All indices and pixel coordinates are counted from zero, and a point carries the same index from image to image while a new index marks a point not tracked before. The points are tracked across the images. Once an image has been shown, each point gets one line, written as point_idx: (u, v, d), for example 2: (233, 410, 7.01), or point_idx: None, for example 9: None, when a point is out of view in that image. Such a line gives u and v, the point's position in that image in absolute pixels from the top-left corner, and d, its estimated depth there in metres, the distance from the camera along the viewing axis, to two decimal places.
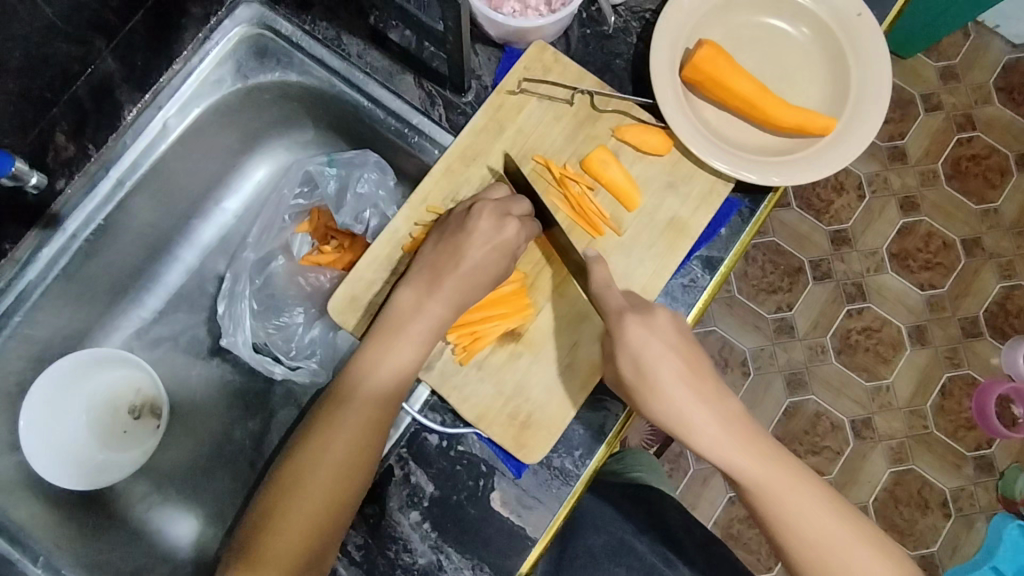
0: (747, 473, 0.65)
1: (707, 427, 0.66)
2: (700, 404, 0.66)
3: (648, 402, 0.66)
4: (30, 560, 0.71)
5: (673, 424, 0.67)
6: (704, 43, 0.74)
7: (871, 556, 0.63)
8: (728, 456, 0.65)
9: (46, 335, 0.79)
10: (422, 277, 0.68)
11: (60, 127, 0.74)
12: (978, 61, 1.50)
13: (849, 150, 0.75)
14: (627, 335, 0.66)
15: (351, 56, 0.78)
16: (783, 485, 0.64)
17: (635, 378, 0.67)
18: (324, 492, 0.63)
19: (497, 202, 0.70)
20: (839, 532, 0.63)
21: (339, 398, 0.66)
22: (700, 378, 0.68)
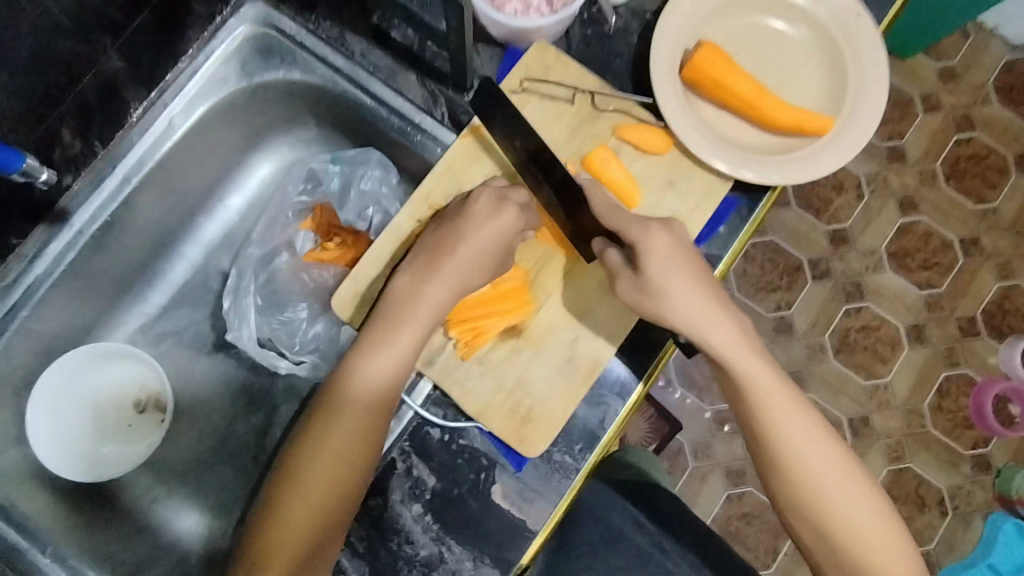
0: (749, 376, 0.68)
1: (722, 328, 0.69)
2: (715, 307, 0.69)
3: (658, 300, 0.68)
4: (39, 550, 0.71)
5: (687, 323, 0.68)
6: (703, 44, 0.75)
7: (846, 474, 0.68)
8: (737, 359, 0.69)
9: (52, 329, 0.80)
10: (420, 263, 0.69)
11: (66, 123, 0.75)
12: (977, 61, 1.51)
13: (847, 149, 0.76)
14: (652, 237, 0.68)
15: (354, 55, 0.79)
16: (776, 396, 0.69)
17: (652, 281, 0.67)
18: (328, 480, 0.65)
19: (496, 187, 0.71)
20: (820, 446, 0.68)
21: (337, 388, 0.67)
22: (716, 287, 0.71)
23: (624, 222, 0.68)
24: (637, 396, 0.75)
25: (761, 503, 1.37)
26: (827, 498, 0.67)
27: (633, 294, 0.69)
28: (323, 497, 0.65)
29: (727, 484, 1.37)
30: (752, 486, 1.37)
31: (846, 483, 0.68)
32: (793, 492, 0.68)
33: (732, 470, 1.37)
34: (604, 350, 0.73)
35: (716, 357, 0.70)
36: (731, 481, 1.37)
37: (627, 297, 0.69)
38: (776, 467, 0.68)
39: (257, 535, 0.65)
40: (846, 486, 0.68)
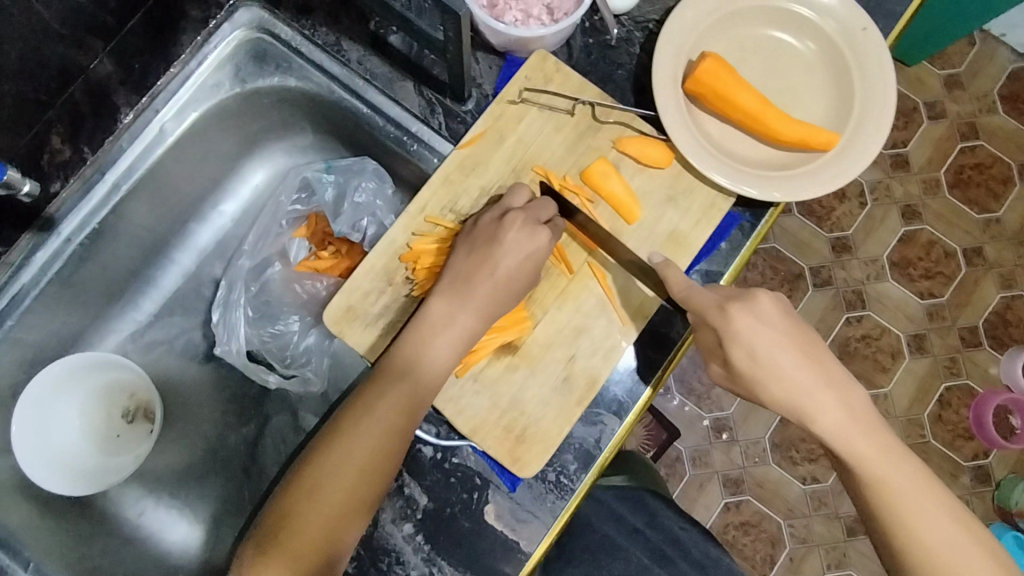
0: (864, 464, 0.62)
1: (829, 411, 0.63)
2: (820, 388, 0.64)
3: (758, 385, 0.65)
4: (21, 567, 0.71)
5: (791, 405, 0.64)
6: (707, 56, 0.73)
7: (986, 567, 0.61)
8: (850, 445, 0.62)
9: (39, 338, 0.78)
10: (454, 287, 0.68)
11: (55, 130, 0.73)
12: (983, 70, 1.49)
13: (853, 165, 0.74)
14: (736, 318, 0.64)
15: (350, 62, 0.77)
16: (898, 483, 0.62)
17: (749, 365, 0.65)
18: (346, 491, 0.63)
19: (526, 211, 0.69)
20: (955, 537, 0.61)
21: (367, 397, 0.65)
22: (818, 360, 0.65)
23: (700, 304, 0.65)
24: (634, 416, 0.73)
25: (758, 513, 1.35)
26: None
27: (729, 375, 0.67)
28: (336, 507, 0.63)
29: (725, 493, 1.36)
30: (749, 496, 1.35)
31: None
32: None
33: (730, 479, 1.36)
34: (602, 368, 0.71)
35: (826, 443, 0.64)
36: (728, 490, 1.36)
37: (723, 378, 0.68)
38: (908, 567, 0.61)
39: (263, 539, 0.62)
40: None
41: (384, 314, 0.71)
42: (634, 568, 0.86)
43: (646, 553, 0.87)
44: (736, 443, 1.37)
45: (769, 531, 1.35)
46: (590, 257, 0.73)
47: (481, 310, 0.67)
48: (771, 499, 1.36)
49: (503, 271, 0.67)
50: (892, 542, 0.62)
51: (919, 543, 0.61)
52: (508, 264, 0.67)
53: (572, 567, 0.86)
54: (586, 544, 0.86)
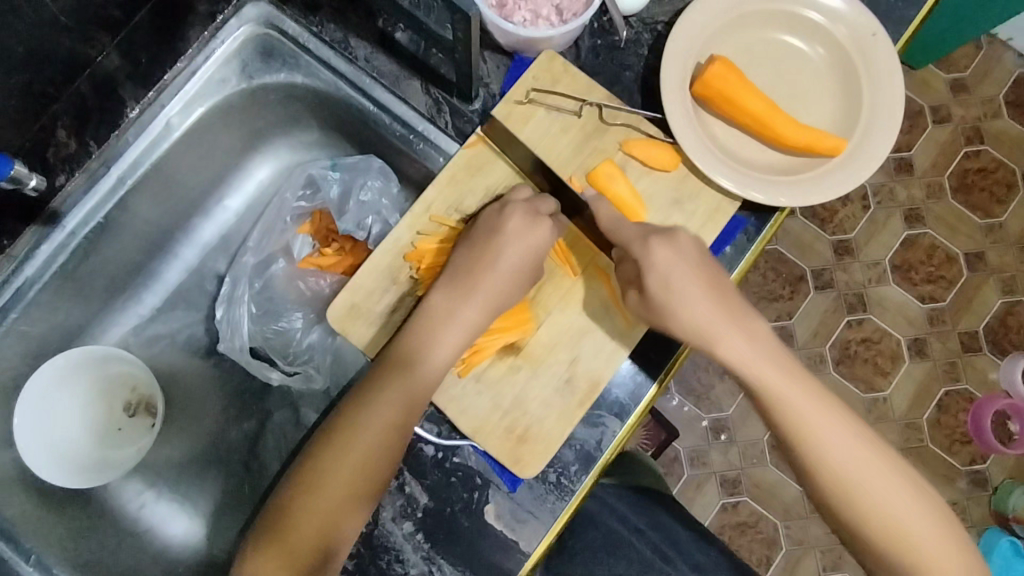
0: (770, 388, 0.65)
1: (732, 338, 0.66)
2: (724, 317, 0.66)
3: (670, 316, 0.67)
4: (23, 559, 0.71)
5: (701, 333, 0.66)
6: (716, 59, 0.73)
7: (884, 474, 0.65)
8: (756, 370, 0.65)
9: (42, 331, 0.78)
10: (457, 282, 0.68)
11: (61, 121, 0.74)
12: (989, 74, 1.49)
13: (860, 171, 0.74)
14: (653, 251, 0.67)
15: (358, 60, 0.77)
16: (800, 397, 0.65)
17: (662, 298, 0.67)
18: (350, 479, 0.63)
19: (527, 203, 0.70)
20: (854, 444, 0.64)
21: (372, 386, 0.66)
22: (725, 292, 0.68)
23: (626, 239, 0.68)
24: (635, 418, 0.74)
25: (755, 513, 1.36)
26: (870, 498, 0.64)
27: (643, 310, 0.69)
28: (341, 496, 0.63)
29: (723, 493, 1.36)
30: (747, 496, 1.36)
31: (886, 476, 0.64)
32: (838, 506, 0.65)
33: (728, 479, 1.36)
34: (604, 369, 0.71)
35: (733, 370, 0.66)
36: (726, 490, 1.36)
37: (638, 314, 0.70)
38: (815, 479, 0.65)
39: (270, 529, 0.63)
40: (887, 477, 0.64)
41: (387, 313, 0.72)
42: (636, 566, 0.85)
43: (648, 547, 0.85)
44: (734, 443, 1.37)
45: (766, 531, 1.35)
46: (595, 258, 0.73)
47: (484, 306, 0.68)
48: (769, 501, 1.36)
49: (506, 262, 0.68)
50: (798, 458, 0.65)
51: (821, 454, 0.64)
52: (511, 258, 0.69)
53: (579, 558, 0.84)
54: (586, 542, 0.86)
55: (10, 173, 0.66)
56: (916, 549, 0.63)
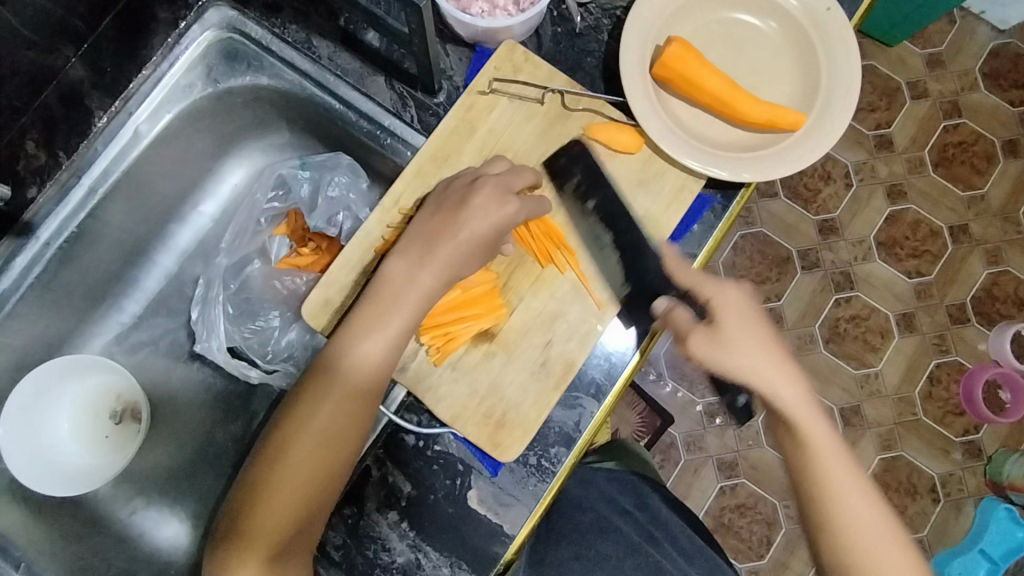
0: (813, 437, 0.65)
1: (796, 386, 0.67)
2: (781, 361, 0.67)
3: (732, 354, 0.67)
4: (11, 567, 0.72)
5: (761, 374, 0.66)
6: (673, 41, 0.74)
7: (902, 553, 0.63)
8: (800, 414, 0.66)
9: (24, 343, 0.79)
10: (414, 248, 0.68)
11: (29, 135, 0.74)
12: (964, 48, 1.50)
13: (821, 143, 0.75)
14: (727, 294, 0.69)
15: (321, 58, 0.78)
16: (847, 465, 0.64)
17: (722, 332, 0.68)
18: (305, 478, 0.63)
19: (498, 178, 0.69)
20: (893, 541, 0.62)
21: (318, 378, 0.65)
22: (780, 341, 0.69)
23: (694, 277, 0.70)
24: (613, 398, 0.75)
25: (754, 495, 1.37)
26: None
27: (703, 347, 0.68)
28: (303, 486, 0.63)
29: (720, 476, 1.37)
30: (744, 478, 1.37)
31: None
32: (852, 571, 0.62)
33: (724, 462, 1.37)
34: (578, 351, 0.72)
35: (788, 417, 0.65)
36: (723, 474, 1.37)
37: (697, 350, 0.68)
38: (842, 549, 0.63)
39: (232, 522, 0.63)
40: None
41: None
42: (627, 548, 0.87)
43: (637, 532, 0.87)
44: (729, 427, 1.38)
45: (765, 512, 1.36)
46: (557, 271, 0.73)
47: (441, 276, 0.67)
48: (765, 481, 1.37)
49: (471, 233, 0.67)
50: (831, 521, 0.63)
51: (855, 526, 0.62)
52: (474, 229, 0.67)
53: (562, 544, 0.86)
54: (578, 525, 0.87)
55: None
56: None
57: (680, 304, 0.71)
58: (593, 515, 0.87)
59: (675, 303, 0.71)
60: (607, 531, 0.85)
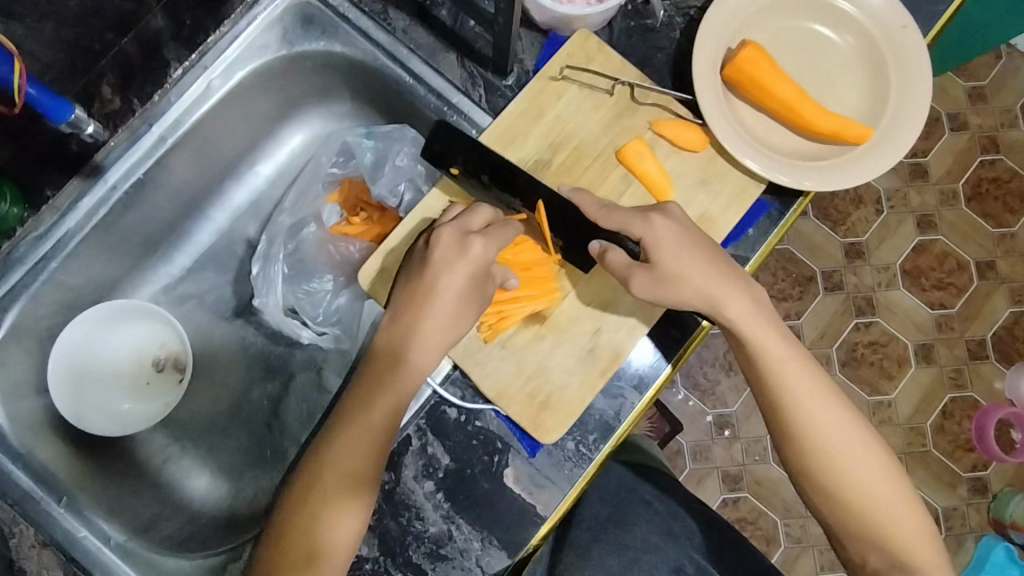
0: (764, 348, 0.70)
1: (739, 298, 0.70)
2: (731, 279, 0.70)
3: (677, 287, 0.68)
4: (54, 500, 0.72)
5: (707, 294, 0.69)
6: (747, 44, 0.74)
7: (854, 436, 0.70)
8: (754, 329, 0.70)
9: (79, 282, 0.81)
10: (395, 311, 0.69)
11: (106, 79, 0.76)
12: (1007, 84, 1.50)
13: (883, 159, 0.75)
14: (655, 227, 0.68)
15: (396, 31, 0.79)
16: (791, 364, 0.70)
17: (650, 279, 0.68)
18: (332, 505, 0.65)
19: (456, 221, 0.68)
20: (840, 425, 0.69)
21: (355, 391, 0.69)
22: (720, 261, 0.70)
23: (625, 220, 0.69)
24: (653, 392, 0.76)
25: (755, 510, 1.37)
26: (850, 475, 0.69)
27: (648, 290, 0.69)
28: (331, 500, 0.65)
29: (724, 488, 1.38)
30: (747, 492, 1.37)
31: (865, 455, 0.69)
32: (814, 466, 0.70)
33: (729, 475, 1.38)
34: (626, 342, 0.73)
35: (738, 330, 0.70)
36: (727, 486, 1.38)
37: (644, 295, 0.69)
38: (802, 450, 0.70)
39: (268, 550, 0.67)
40: (864, 456, 0.69)
41: None
42: None
43: (654, 531, 0.86)
44: (738, 440, 1.39)
45: (765, 528, 1.37)
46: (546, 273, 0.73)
47: (440, 325, 0.68)
48: (769, 498, 1.37)
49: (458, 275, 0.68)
50: (784, 425, 0.70)
51: (804, 425, 0.69)
52: (454, 278, 0.68)
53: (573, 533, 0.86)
54: (595, 516, 0.87)
55: (71, 117, 0.70)
56: (891, 535, 0.68)
57: (613, 247, 0.69)
58: (610, 508, 0.88)
59: (609, 247, 0.69)
60: (624, 524, 0.86)
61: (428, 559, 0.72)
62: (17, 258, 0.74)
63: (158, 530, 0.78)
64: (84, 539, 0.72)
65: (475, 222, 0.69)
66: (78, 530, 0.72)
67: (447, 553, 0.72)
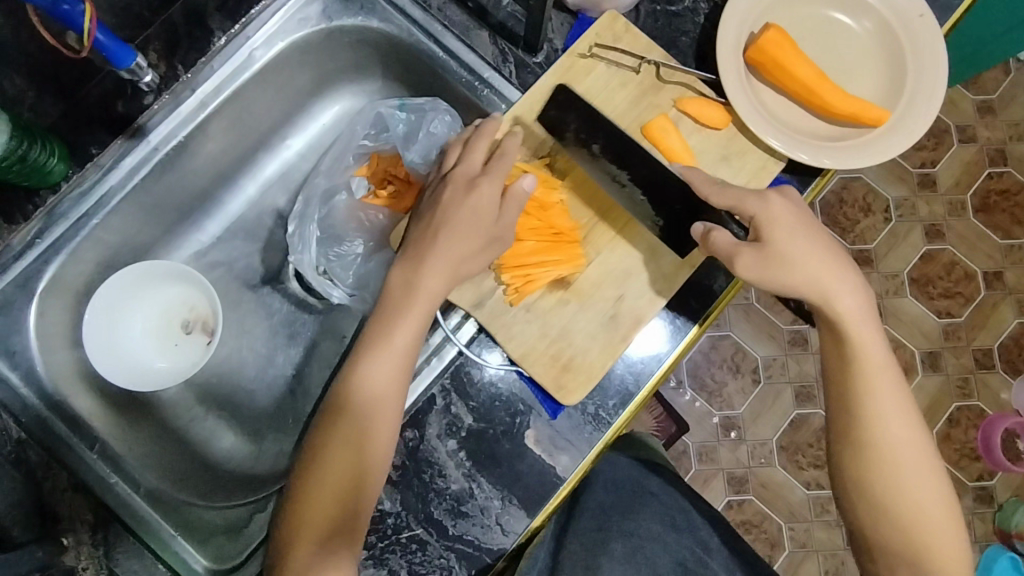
0: (862, 347, 0.70)
1: (854, 295, 0.70)
2: (842, 276, 0.70)
3: (785, 268, 0.69)
4: (87, 445, 0.75)
5: (818, 282, 0.70)
6: (770, 27, 0.77)
7: (923, 458, 0.69)
8: (855, 324, 0.70)
9: (116, 241, 0.83)
10: (412, 257, 0.71)
11: (153, 46, 0.79)
12: (1016, 99, 1.53)
13: (900, 141, 0.78)
14: (771, 206, 0.70)
15: (431, 8, 0.82)
16: (888, 372, 0.70)
17: (759, 257, 0.69)
18: (344, 471, 0.65)
19: (465, 168, 0.73)
20: (916, 441, 0.68)
21: (337, 414, 0.67)
22: (835, 258, 0.71)
23: (738, 198, 0.70)
24: (674, 359, 0.78)
25: (760, 513, 1.38)
26: (910, 493, 0.67)
27: (754, 268, 0.70)
28: (342, 467, 0.65)
29: (729, 490, 1.38)
30: (752, 495, 1.38)
31: (930, 480, 0.68)
32: (876, 471, 0.68)
33: (735, 476, 1.38)
34: (646, 310, 0.76)
35: (841, 320, 0.70)
36: (732, 488, 1.38)
37: (749, 273, 0.70)
38: (873, 451, 0.68)
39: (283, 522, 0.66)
40: (927, 481, 0.68)
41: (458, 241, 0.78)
42: None
43: (657, 520, 0.79)
44: (744, 442, 1.39)
45: (770, 531, 1.37)
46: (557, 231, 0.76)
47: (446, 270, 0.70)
48: (774, 501, 1.38)
49: (461, 224, 0.70)
50: (862, 423, 0.69)
51: (883, 428, 0.68)
52: (460, 217, 0.70)
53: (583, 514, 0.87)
54: (601, 504, 0.82)
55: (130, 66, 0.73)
56: (933, 564, 0.66)
57: (717, 228, 0.70)
58: (615, 496, 0.82)
59: (712, 227, 0.70)
60: (630, 513, 0.80)
61: (450, 516, 0.73)
62: (61, 213, 0.77)
63: (188, 483, 0.81)
64: (115, 485, 0.74)
65: (477, 166, 0.73)
66: (108, 476, 0.74)
67: (467, 511, 0.73)
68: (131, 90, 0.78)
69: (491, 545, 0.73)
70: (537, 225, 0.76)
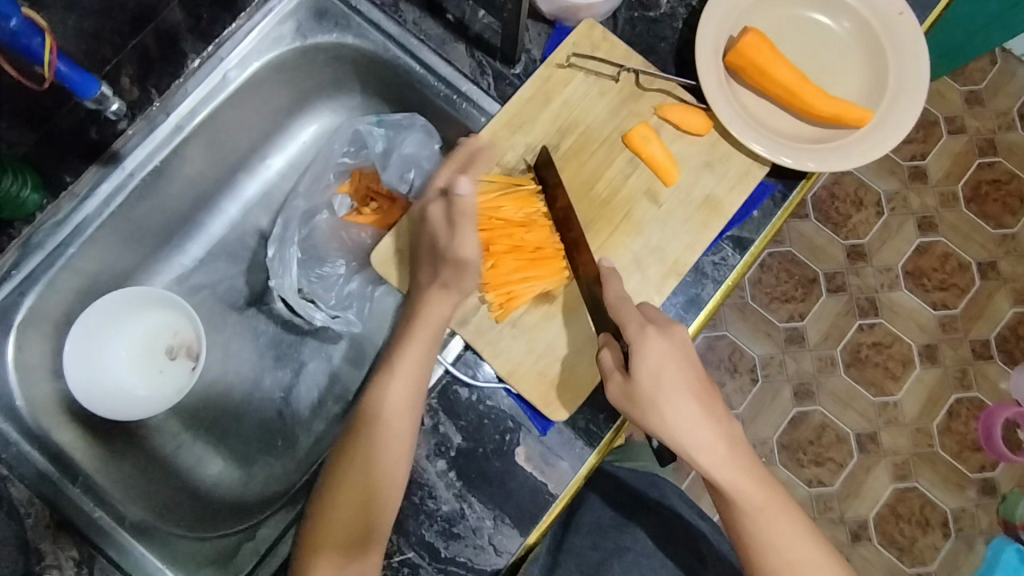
0: (742, 492, 0.65)
1: (717, 450, 0.65)
2: (708, 420, 0.66)
3: (650, 416, 0.66)
4: (70, 480, 0.73)
5: (679, 440, 0.65)
6: (749, 30, 0.76)
7: None
8: (728, 472, 0.65)
9: (95, 269, 0.82)
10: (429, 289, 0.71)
11: (126, 71, 0.79)
12: (1003, 88, 1.53)
13: (883, 142, 0.77)
14: (645, 343, 0.66)
15: (406, 22, 0.81)
16: (770, 511, 0.66)
17: (625, 400, 0.67)
18: (372, 474, 0.66)
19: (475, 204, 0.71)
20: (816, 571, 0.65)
21: (353, 440, 0.69)
22: (706, 397, 0.67)
23: (625, 319, 0.67)
24: None
25: None
26: None
27: (624, 410, 0.67)
28: (371, 470, 0.66)
29: None
30: None
31: None
32: None
33: None
34: None
35: (710, 477, 0.66)
36: None
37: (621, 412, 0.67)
38: None
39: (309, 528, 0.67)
40: None
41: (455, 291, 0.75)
42: None
43: (652, 534, 0.78)
44: None
45: None
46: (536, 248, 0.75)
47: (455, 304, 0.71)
48: None
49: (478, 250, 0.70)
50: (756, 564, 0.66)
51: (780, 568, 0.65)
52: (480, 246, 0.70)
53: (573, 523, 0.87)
54: (598, 519, 0.81)
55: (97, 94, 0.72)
56: None
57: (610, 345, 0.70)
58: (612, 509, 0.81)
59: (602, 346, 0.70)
60: (627, 527, 0.79)
61: (442, 538, 0.72)
62: (36, 243, 0.76)
63: (172, 511, 0.80)
64: (99, 519, 0.72)
65: None
66: (92, 511, 0.72)
67: (458, 531, 0.72)
68: (104, 117, 0.77)
69: (484, 565, 0.72)
70: (518, 244, 0.75)
